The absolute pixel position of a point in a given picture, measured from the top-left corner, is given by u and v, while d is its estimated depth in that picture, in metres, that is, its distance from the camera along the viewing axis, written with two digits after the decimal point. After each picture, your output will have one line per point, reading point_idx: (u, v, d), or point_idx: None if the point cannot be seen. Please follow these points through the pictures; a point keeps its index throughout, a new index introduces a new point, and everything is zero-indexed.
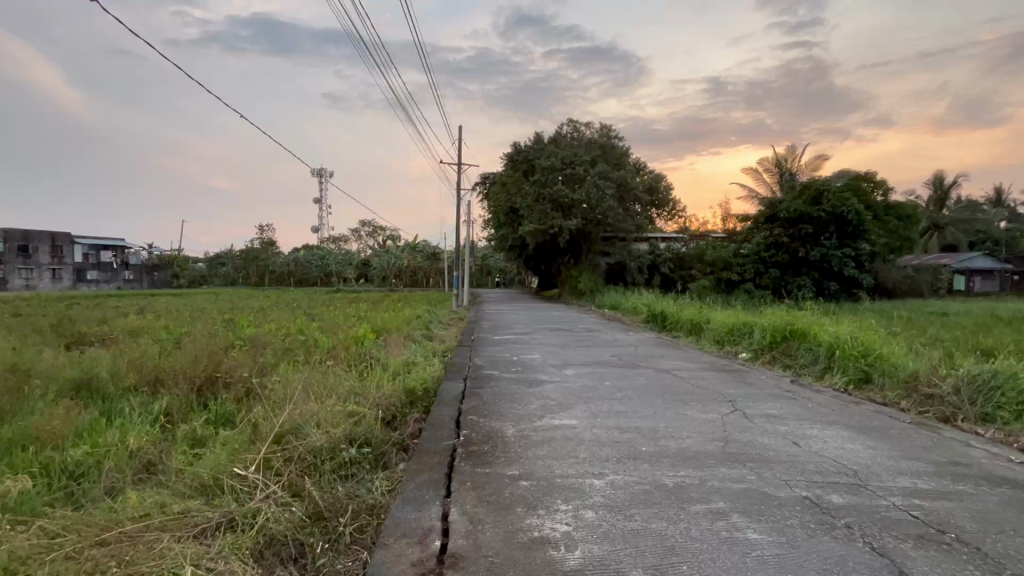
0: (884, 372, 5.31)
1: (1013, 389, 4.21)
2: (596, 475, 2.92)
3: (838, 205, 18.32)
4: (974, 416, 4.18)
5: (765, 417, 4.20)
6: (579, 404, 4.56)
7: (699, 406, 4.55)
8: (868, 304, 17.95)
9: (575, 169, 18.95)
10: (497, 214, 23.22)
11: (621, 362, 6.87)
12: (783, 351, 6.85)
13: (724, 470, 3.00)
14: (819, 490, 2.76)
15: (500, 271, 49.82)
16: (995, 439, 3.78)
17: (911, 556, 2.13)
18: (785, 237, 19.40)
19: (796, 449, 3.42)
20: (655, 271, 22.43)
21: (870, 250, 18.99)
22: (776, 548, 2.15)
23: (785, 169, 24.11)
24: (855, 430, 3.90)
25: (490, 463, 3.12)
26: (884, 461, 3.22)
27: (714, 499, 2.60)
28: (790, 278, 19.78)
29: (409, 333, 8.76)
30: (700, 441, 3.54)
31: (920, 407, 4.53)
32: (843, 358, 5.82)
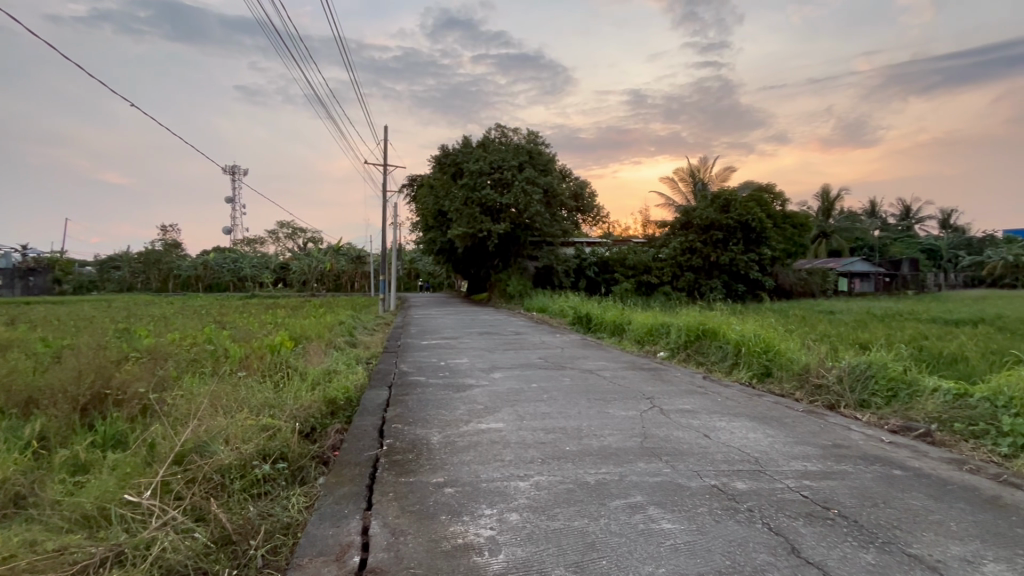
0: (781, 366, 5.82)
1: (884, 377, 4.79)
2: (520, 476, 2.95)
3: (743, 213, 20.14)
4: (854, 402, 4.70)
5: (679, 412, 4.47)
6: (506, 407, 4.58)
7: (620, 403, 4.75)
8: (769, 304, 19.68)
9: (503, 174, 19.21)
10: (425, 216, 22.88)
11: (547, 363, 7.02)
12: (697, 348, 7.34)
13: (642, 465, 3.16)
14: (725, 478, 2.97)
15: (428, 275, 49.21)
16: (870, 421, 4.29)
17: (801, 532, 2.35)
18: (698, 242, 20.85)
19: (706, 441, 3.67)
20: (581, 275, 23.11)
21: (771, 255, 20.86)
22: (688, 535, 2.29)
23: (697, 179, 25.90)
24: (757, 420, 4.25)
25: (414, 472, 3.05)
26: (780, 447, 3.54)
27: (632, 494, 2.71)
28: (702, 281, 21.23)
29: (331, 339, 8.36)
30: (620, 438, 3.69)
31: (811, 397, 5.03)
32: (748, 354, 6.34)
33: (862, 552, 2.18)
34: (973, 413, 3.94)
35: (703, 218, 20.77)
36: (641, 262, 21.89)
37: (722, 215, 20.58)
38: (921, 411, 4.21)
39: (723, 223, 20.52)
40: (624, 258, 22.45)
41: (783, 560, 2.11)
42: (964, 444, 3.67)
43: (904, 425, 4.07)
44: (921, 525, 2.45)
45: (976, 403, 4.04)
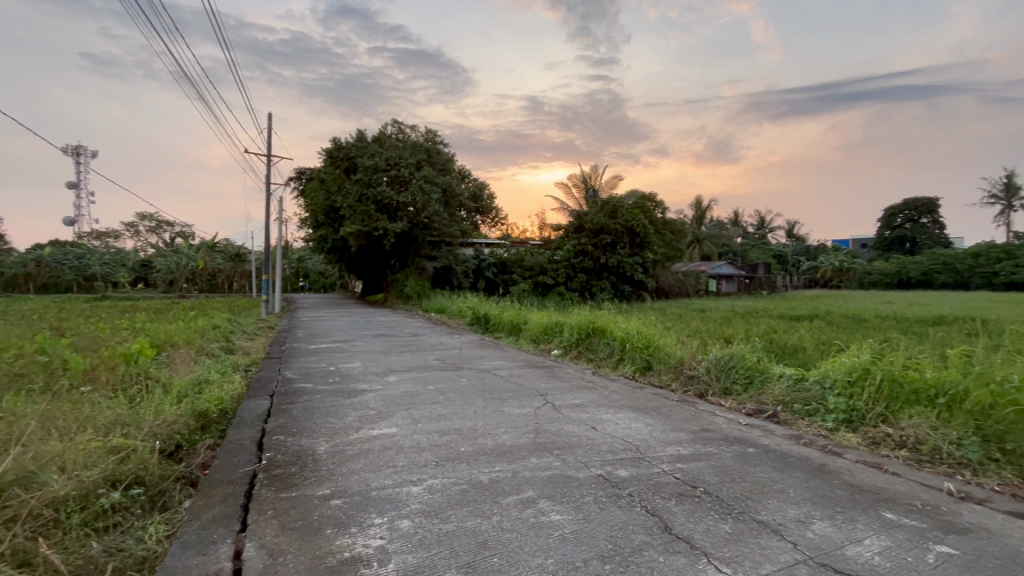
0: (660, 359, 6.36)
1: (743, 367, 5.45)
2: (413, 481, 2.89)
3: (629, 219, 21.77)
4: (719, 390, 5.30)
5: (570, 407, 4.69)
6: (400, 411, 4.46)
7: (515, 402, 4.86)
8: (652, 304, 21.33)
9: (400, 171, 18.70)
10: (315, 212, 21.49)
11: (444, 365, 6.97)
12: (587, 345, 7.76)
13: (534, 460, 3.25)
14: (610, 467, 3.17)
15: (319, 275, 46.42)
16: (731, 407, 4.86)
17: (674, 511, 2.57)
18: (590, 245, 22.16)
19: (594, 433, 3.89)
20: (480, 275, 23.06)
21: (652, 258, 22.72)
22: (574, 524, 2.40)
23: (589, 185, 27.40)
24: (638, 411, 4.60)
25: (296, 485, 2.85)
26: (657, 435, 3.87)
27: (524, 490, 2.78)
28: (594, 282, 22.52)
29: (202, 345, 7.51)
30: (514, 435, 3.78)
31: (685, 387, 5.58)
32: (632, 350, 6.84)
33: (722, 523, 2.45)
34: (808, 394, 4.63)
35: (593, 223, 22.23)
36: (538, 263, 22.69)
37: (611, 221, 22.07)
38: (769, 395, 4.87)
39: (612, 228, 22.02)
40: (521, 259, 23.09)
41: (658, 538, 2.30)
42: (802, 421, 4.31)
43: (757, 408, 4.68)
44: (766, 493, 2.82)
45: (810, 386, 4.75)
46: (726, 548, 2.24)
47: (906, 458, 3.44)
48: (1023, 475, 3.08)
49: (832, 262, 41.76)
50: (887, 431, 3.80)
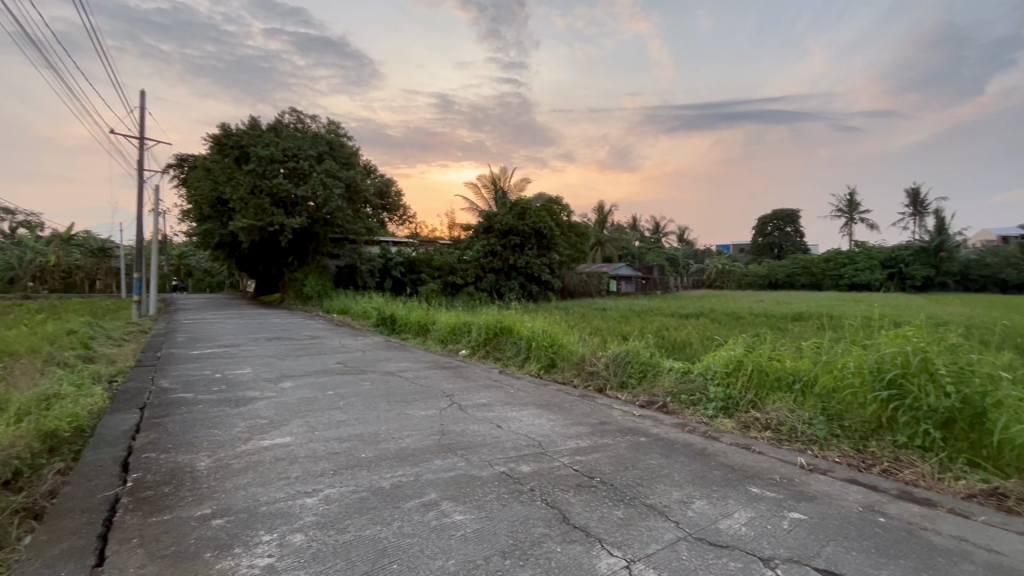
0: (563, 357, 6.61)
1: (637, 362, 5.84)
2: (308, 492, 2.73)
3: (537, 221, 22.45)
4: (616, 384, 5.65)
5: (476, 406, 4.73)
6: (295, 419, 4.19)
7: (420, 403, 4.78)
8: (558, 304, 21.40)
9: (299, 164, 17.57)
10: (198, 203, 19.44)
11: (346, 368, 6.66)
12: (495, 345, 7.85)
13: (438, 462, 3.23)
14: (513, 463, 3.24)
15: (203, 272, 42.17)
16: (627, 400, 5.20)
17: (572, 502, 2.69)
18: (499, 246, 22.56)
19: (499, 431, 3.94)
20: (386, 275, 21.74)
21: (558, 259, 23.64)
22: (476, 523, 2.42)
23: (499, 186, 27.75)
24: (542, 407, 4.75)
25: (168, 507, 2.56)
26: (559, 429, 4.02)
27: (427, 492, 2.75)
28: (502, 283, 22.80)
29: (52, 354, 6.47)
30: (418, 438, 3.72)
31: (586, 382, 5.88)
32: (537, 348, 7.02)
33: (615, 510, 2.61)
34: (692, 385, 5.08)
35: (502, 224, 22.64)
36: (446, 263, 21.88)
37: (519, 222, 22.59)
38: (660, 387, 5.27)
39: (520, 229, 22.56)
40: (429, 258, 22.05)
41: (557, 530, 2.39)
42: (687, 410, 4.72)
43: (649, 400, 5.05)
44: (654, 479, 3.04)
45: (694, 377, 5.22)
46: (619, 533, 2.38)
47: (770, 438, 3.91)
48: (855, 446, 3.65)
49: (716, 265, 46.29)
50: (755, 415, 4.29)
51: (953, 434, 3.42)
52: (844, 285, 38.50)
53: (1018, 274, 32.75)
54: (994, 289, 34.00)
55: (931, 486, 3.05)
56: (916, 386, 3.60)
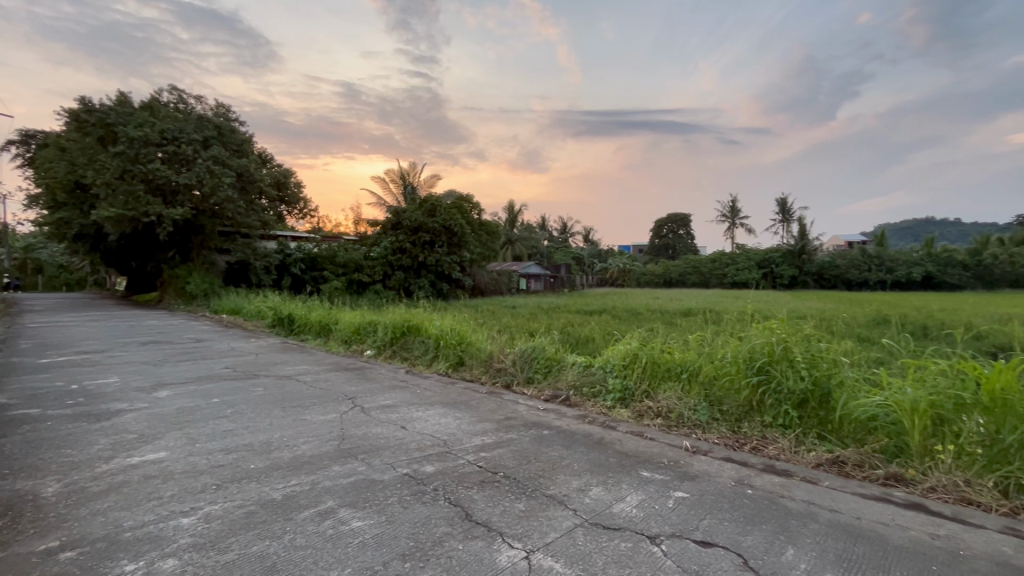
0: (471, 355, 6.63)
1: (543, 357, 6.01)
2: (184, 511, 2.47)
3: (448, 218, 22.30)
4: (523, 379, 5.78)
5: (380, 408, 4.58)
6: (172, 432, 3.77)
7: (319, 408, 4.54)
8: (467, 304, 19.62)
9: (180, 148, 15.82)
10: (51, 187, 16.76)
11: (235, 373, 6.12)
12: (402, 345, 7.67)
13: (337, 467, 3.09)
14: (417, 464, 3.19)
15: (58, 267, 36.50)
16: (533, 394, 5.34)
17: (475, 499, 2.71)
18: (408, 243, 22.11)
19: (404, 432, 3.86)
20: (284, 272, 19.95)
21: (469, 257, 23.63)
22: (375, 529, 2.34)
23: (407, 182, 27.12)
24: (448, 406, 4.72)
25: (2, 544, 2.18)
26: (465, 427, 4.03)
27: (323, 500, 2.62)
28: (412, 280, 22.40)
29: None
30: (316, 444, 3.52)
31: (493, 379, 5.95)
32: (446, 347, 6.97)
33: (517, 503, 2.67)
34: (594, 378, 5.34)
35: (411, 220, 22.28)
36: (352, 261, 20.79)
37: (429, 219, 22.32)
38: (564, 381, 5.48)
39: (430, 227, 22.27)
40: (334, 256, 20.64)
41: (459, 527, 2.39)
42: (588, 402, 4.97)
43: (553, 394, 5.23)
44: (555, 470, 3.16)
45: (595, 370, 5.49)
46: (520, 526, 2.43)
47: (660, 424, 4.23)
48: (732, 428, 4.06)
49: (618, 264, 49.07)
50: (648, 403, 4.61)
51: (806, 413, 3.94)
52: (727, 283, 42.64)
53: (859, 273, 38.51)
54: (842, 286, 39.46)
55: (789, 459, 3.49)
56: (778, 371, 4.12)
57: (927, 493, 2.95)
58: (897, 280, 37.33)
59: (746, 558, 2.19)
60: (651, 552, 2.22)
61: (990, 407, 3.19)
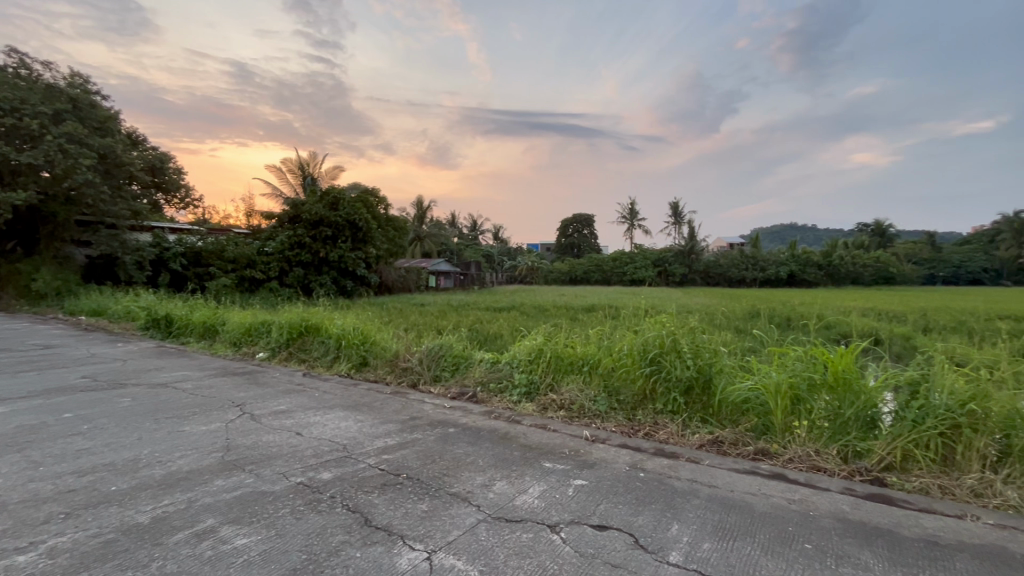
0: (375, 354, 6.40)
1: (450, 355, 5.96)
2: (22, 548, 2.10)
3: (351, 212, 21.38)
4: (429, 378, 5.69)
5: (272, 414, 4.25)
6: (7, 456, 3.18)
7: (200, 417, 4.11)
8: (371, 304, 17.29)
9: (22, 120, 13.43)
10: None
11: (96, 383, 5.33)
12: (299, 346, 7.19)
13: (220, 482, 2.81)
14: (313, 471, 3.01)
15: None
16: (440, 393, 5.27)
17: (375, 503, 2.61)
18: (307, 237, 20.83)
19: (299, 439, 3.62)
20: (162, 267, 17.71)
21: (375, 254, 22.83)
22: (262, 544, 2.17)
23: (307, 172, 25.52)
24: (349, 409, 4.51)
25: None
26: (367, 430, 3.88)
27: (202, 519, 2.37)
28: (312, 277, 21.12)
29: None
30: (196, 458, 3.18)
31: (399, 379, 5.79)
32: (348, 347, 6.66)
33: (419, 504, 2.62)
34: (500, 373, 5.41)
35: (311, 213, 21.03)
36: (244, 255, 19.13)
37: (331, 212, 21.24)
38: (472, 377, 5.48)
39: (332, 220, 21.19)
40: (222, 250, 18.75)
41: (357, 534, 2.29)
42: (494, 397, 5.02)
43: (461, 391, 5.21)
44: (459, 467, 3.15)
45: (502, 366, 5.56)
46: (422, 527, 2.39)
47: (563, 416, 4.39)
48: (627, 416, 4.33)
49: (526, 262, 50.22)
50: (552, 396, 4.76)
51: (691, 398, 4.31)
52: (626, 280, 45.42)
53: (738, 272, 43.08)
54: (724, 283, 43.83)
55: (676, 442, 3.79)
56: (667, 361, 4.47)
57: (787, 464, 3.36)
58: (768, 278, 42.29)
59: (637, 538, 2.34)
60: (550, 541, 2.29)
61: (834, 385, 3.72)
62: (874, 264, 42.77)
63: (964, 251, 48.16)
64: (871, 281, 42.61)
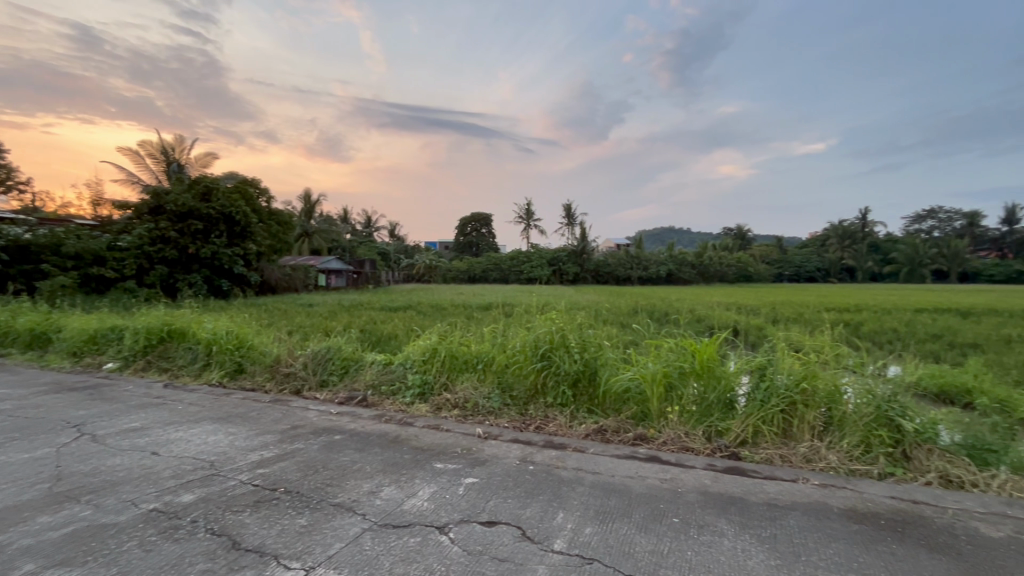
0: (253, 360, 5.86)
1: (339, 358, 5.63)
2: None
3: (226, 205, 19.53)
4: (315, 384, 5.32)
5: (122, 433, 3.70)
6: None
7: (22, 444, 3.43)
8: (240, 305, 16.50)
9: None
10: None
11: None
12: (160, 353, 6.34)
13: (46, 519, 2.37)
14: (170, 495, 2.66)
15: None
16: (326, 398, 4.97)
17: (246, 523, 2.38)
18: (172, 231, 18.48)
19: (154, 459, 3.18)
20: None
21: (256, 250, 21.13)
22: None
23: (171, 158, 22.67)
24: (219, 421, 4.07)
25: None
26: (239, 443, 3.53)
27: (19, 566, 1.98)
28: (178, 276, 18.81)
29: None
30: (12, 493, 2.65)
31: (280, 386, 5.35)
32: (220, 353, 6.01)
33: (298, 519, 2.44)
34: (393, 375, 5.23)
35: (177, 204, 18.78)
36: (88, 250, 15.80)
37: (202, 204, 19.19)
38: (362, 381, 5.22)
39: (203, 212, 19.13)
40: (58, 243, 15.16)
41: (223, 560, 2.07)
42: (386, 400, 4.85)
43: (349, 396, 4.95)
44: (344, 475, 2.99)
45: (394, 367, 5.38)
46: (299, 543, 2.23)
47: (457, 415, 4.37)
48: (520, 411, 4.42)
49: (424, 260, 49.32)
50: (446, 396, 4.71)
51: (578, 390, 4.54)
52: (523, 279, 46.60)
53: (624, 270, 46.38)
54: (612, 281, 46.92)
55: (564, 433, 3.96)
56: (557, 357, 4.66)
57: (661, 446, 3.67)
58: (649, 276, 46.06)
59: (524, 530, 2.40)
60: (439, 542, 2.26)
61: (700, 372, 4.16)
62: (736, 264, 48.85)
63: (803, 253, 56.53)
64: (733, 279, 48.41)
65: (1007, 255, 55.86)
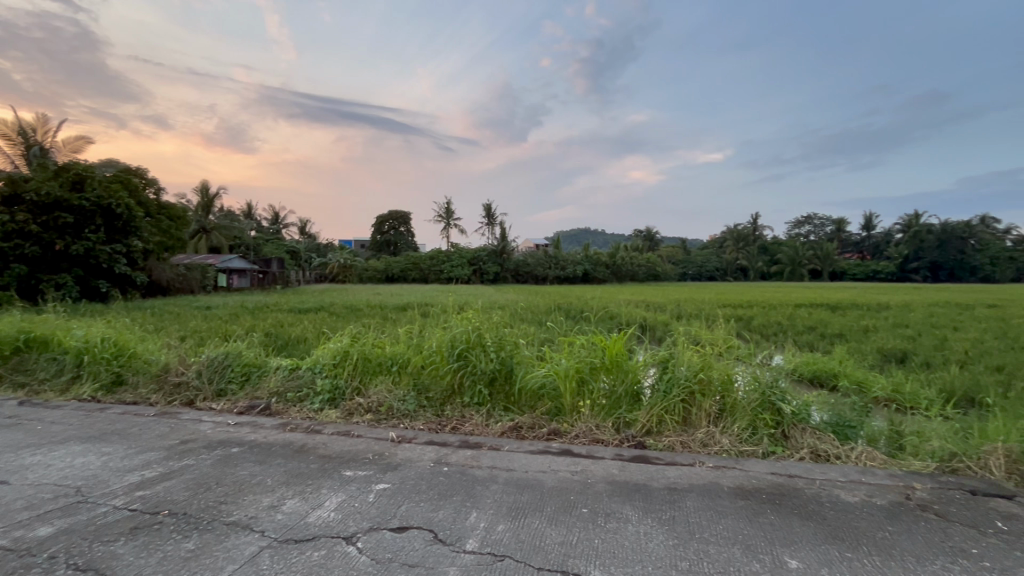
0: (136, 370, 5.25)
1: (239, 364, 5.20)
2: None
3: (104, 195, 17.33)
4: (211, 394, 4.86)
5: None
6: None
7: None
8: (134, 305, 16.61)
9: None
10: None
11: None
12: (15, 366, 5.46)
13: None
14: (22, 529, 2.30)
15: None
16: (223, 409, 4.56)
17: (120, 553, 2.12)
18: (33, 225, 15.96)
19: (2, 489, 2.73)
20: None
21: (142, 248, 18.95)
22: None
23: (30, 141, 19.70)
24: (91, 440, 3.59)
25: None
26: (115, 464, 3.13)
27: None
28: (41, 276, 16.27)
29: None
30: None
31: (168, 398, 4.82)
32: (93, 364, 5.32)
33: (183, 543, 2.21)
34: (300, 381, 4.92)
35: (40, 193, 16.27)
36: None
37: (73, 194, 16.85)
38: (265, 389, 4.85)
39: (74, 204, 16.78)
40: None
41: None
42: (293, 408, 4.55)
43: (250, 405, 4.59)
44: (241, 491, 2.76)
45: (302, 372, 5.06)
46: (184, 570, 2.02)
47: (369, 420, 4.21)
48: (436, 412, 4.36)
49: (338, 259, 47.13)
50: (359, 400, 4.52)
51: (495, 389, 4.57)
52: (443, 279, 46.11)
53: (542, 270, 47.50)
54: (531, 280, 47.89)
55: (480, 432, 3.95)
56: (473, 356, 4.65)
57: (573, 440, 3.80)
58: (566, 275, 47.59)
59: (436, 533, 2.36)
60: (345, 553, 2.16)
61: (609, 367, 4.36)
62: (645, 265, 52.12)
63: (704, 254, 61.40)
64: (642, 279, 51.47)
65: (867, 257, 64.60)
